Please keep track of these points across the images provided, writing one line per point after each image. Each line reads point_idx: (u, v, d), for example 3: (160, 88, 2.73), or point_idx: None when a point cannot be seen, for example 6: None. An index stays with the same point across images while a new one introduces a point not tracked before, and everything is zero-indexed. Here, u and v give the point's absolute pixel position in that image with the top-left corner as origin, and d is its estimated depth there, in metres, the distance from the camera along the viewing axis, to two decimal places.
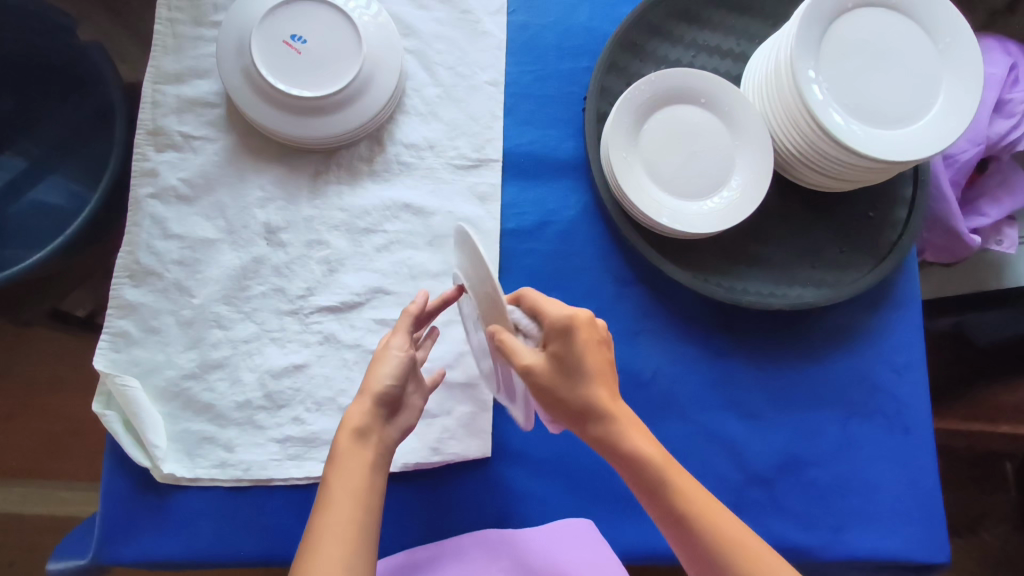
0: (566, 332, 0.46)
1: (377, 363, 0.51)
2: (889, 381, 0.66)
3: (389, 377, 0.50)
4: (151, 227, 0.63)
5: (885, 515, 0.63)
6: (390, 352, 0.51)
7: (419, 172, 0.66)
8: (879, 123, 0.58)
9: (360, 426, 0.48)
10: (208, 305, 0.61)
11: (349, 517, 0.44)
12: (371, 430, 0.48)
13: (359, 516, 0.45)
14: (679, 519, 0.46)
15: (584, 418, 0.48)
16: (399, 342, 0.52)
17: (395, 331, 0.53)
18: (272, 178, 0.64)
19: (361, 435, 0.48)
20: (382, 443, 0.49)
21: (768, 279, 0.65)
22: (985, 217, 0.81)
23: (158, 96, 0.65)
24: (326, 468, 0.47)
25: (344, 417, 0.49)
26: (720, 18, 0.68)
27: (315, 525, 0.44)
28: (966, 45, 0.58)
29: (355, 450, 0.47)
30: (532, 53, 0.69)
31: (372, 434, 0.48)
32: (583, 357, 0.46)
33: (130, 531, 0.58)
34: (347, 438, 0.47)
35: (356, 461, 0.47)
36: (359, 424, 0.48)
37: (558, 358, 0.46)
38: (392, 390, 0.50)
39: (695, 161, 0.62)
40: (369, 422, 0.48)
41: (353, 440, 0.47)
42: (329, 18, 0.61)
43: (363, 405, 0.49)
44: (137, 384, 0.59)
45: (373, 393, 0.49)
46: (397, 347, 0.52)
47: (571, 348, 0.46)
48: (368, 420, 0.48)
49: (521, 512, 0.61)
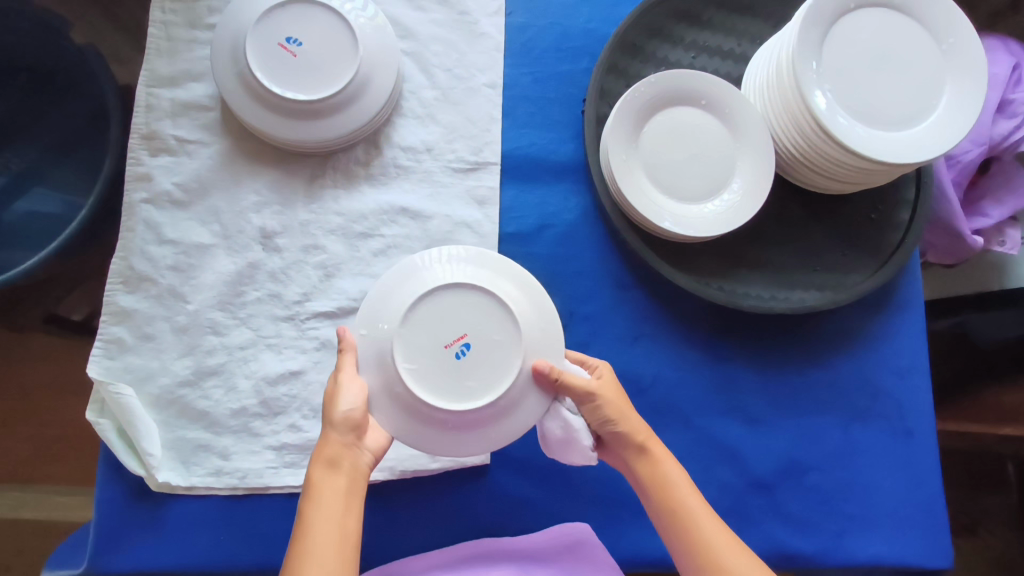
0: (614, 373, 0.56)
1: (333, 396, 0.49)
2: (892, 386, 0.65)
3: (352, 404, 0.49)
4: (146, 233, 0.62)
5: (888, 522, 0.63)
6: (345, 381, 0.49)
7: (416, 175, 0.65)
8: (881, 125, 0.57)
9: (331, 455, 0.48)
10: (203, 311, 0.61)
11: (328, 543, 0.46)
12: (342, 458, 0.49)
13: (338, 542, 0.46)
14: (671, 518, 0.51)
15: (620, 435, 0.53)
16: (348, 374, 0.50)
17: (341, 365, 0.51)
18: (267, 182, 0.64)
19: (333, 463, 0.48)
20: (356, 468, 0.49)
21: (769, 283, 0.64)
22: (986, 218, 0.80)
23: (152, 99, 0.64)
24: (304, 496, 0.48)
25: (316, 449, 0.49)
26: (720, 19, 0.67)
27: (295, 552, 0.46)
28: (970, 46, 0.58)
29: (328, 479, 0.48)
30: (531, 54, 0.68)
31: (343, 460, 0.49)
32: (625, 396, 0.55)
33: (125, 540, 0.58)
34: (320, 468, 0.48)
35: (330, 489, 0.48)
36: (330, 453, 0.49)
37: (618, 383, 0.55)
38: (354, 418, 0.49)
39: (695, 164, 0.62)
40: (340, 451, 0.49)
41: (325, 469, 0.48)
42: (324, 21, 0.60)
43: (333, 434, 0.49)
44: (131, 392, 0.58)
45: (336, 422, 0.49)
46: (348, 380, 0.50)
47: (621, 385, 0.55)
48: (338, 448, 0.49)
49: (520, 520, 0.60)
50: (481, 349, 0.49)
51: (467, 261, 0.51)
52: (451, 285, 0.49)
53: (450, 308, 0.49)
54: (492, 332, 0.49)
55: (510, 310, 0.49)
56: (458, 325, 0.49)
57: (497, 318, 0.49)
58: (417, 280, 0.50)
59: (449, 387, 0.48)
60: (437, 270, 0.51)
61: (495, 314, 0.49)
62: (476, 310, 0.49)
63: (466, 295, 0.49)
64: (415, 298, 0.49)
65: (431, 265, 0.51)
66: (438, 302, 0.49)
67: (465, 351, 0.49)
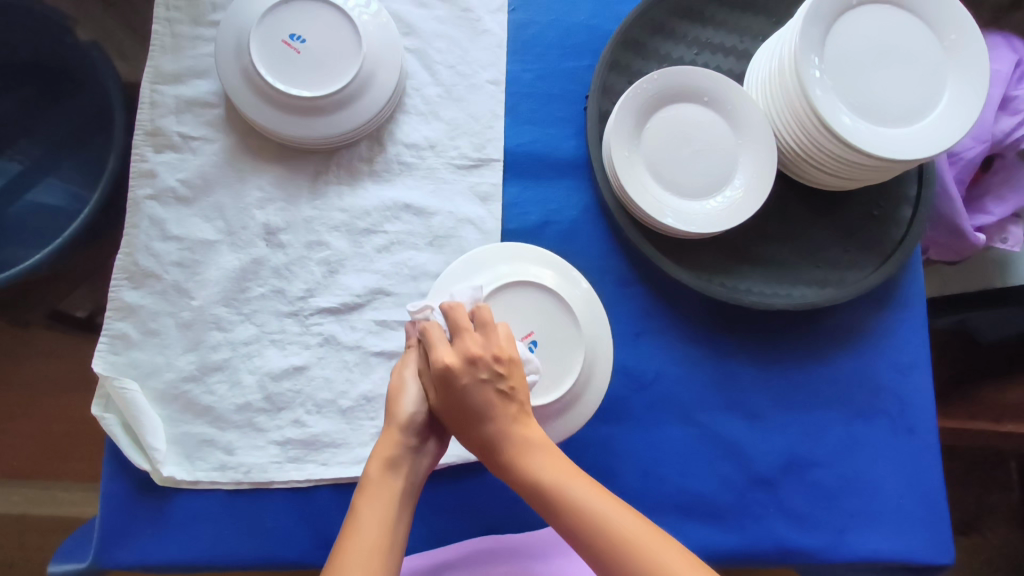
0: (447, 375, 0.46)
1: (398, 395, 0.49)
2: (894, 381, 0.65)
3: (413, 406, 0.49)
4: (150, 229, 0.62)
5: (890, 517, 0.63)
6: (410, 381, 0.50)
7: (419, 172, 0.65)
8: (883, 123, 0.57)
9: (390, 456, 0.47)
10: (208, 307, 0.61)
11: (377, 543, 0.43)
12: (403, 462, 0.47)
13: (385, 546, 0.43)
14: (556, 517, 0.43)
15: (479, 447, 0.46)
16: (415, 370, 0.50)
17: (405, 362, 0.51)
18: (271, 179, 0.64)
19: (389, 465, 0.47)
20: (413, 474, 0.48)
21: (772, 280, 0.64)
22: (990, 215, 0.80)
23: (157, 96, 0.64)
24: (355, 496, 0.46)
25: (374, 447, 0.48)
26: (722, 15, 0.67)
27: (339, 548, 0.43)
28: (972, 43, 0.58)
29: (384, 479, 0.46)
30: (533, 51, 0.68)
31: (402, 464, 0.47)
32: (474, 394, 0.46)
33: (130, 534, 0.58)
34: (378, 467, 0.47)
35: (384, 490, 0.46)
36: (391, 454, 0.47)
37: (450, 395, 0.46)
38: (418, 420, 0.49)
39: (698, 161, 0.62)
40: (401, 454, 0.47)
41: (382, 469, 0.47)
42: (328, 18, 0.61)
43: (397, 432, 0.48)
44: (136, 386, 0.59)
45: (402, 423, 0.48)
46: (414, 378, 0.50)
47: (459, 386, 0.46)
48: (399, 451, 0.47)
49: (522, 514, 0.61)
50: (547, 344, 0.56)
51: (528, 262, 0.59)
52: (517, 283, 0.57)
53: (520, 304, 0.56)
54: (556, 328, 0.56)
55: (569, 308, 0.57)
56: (528, 323, 0.56)
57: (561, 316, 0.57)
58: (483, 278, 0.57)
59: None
60: (502, 268, 0.58)
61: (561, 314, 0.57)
62: (542, 309, 0.56)
63: (530, 292, 0.57)
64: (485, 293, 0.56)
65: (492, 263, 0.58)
66: (509, 296, 0.56)
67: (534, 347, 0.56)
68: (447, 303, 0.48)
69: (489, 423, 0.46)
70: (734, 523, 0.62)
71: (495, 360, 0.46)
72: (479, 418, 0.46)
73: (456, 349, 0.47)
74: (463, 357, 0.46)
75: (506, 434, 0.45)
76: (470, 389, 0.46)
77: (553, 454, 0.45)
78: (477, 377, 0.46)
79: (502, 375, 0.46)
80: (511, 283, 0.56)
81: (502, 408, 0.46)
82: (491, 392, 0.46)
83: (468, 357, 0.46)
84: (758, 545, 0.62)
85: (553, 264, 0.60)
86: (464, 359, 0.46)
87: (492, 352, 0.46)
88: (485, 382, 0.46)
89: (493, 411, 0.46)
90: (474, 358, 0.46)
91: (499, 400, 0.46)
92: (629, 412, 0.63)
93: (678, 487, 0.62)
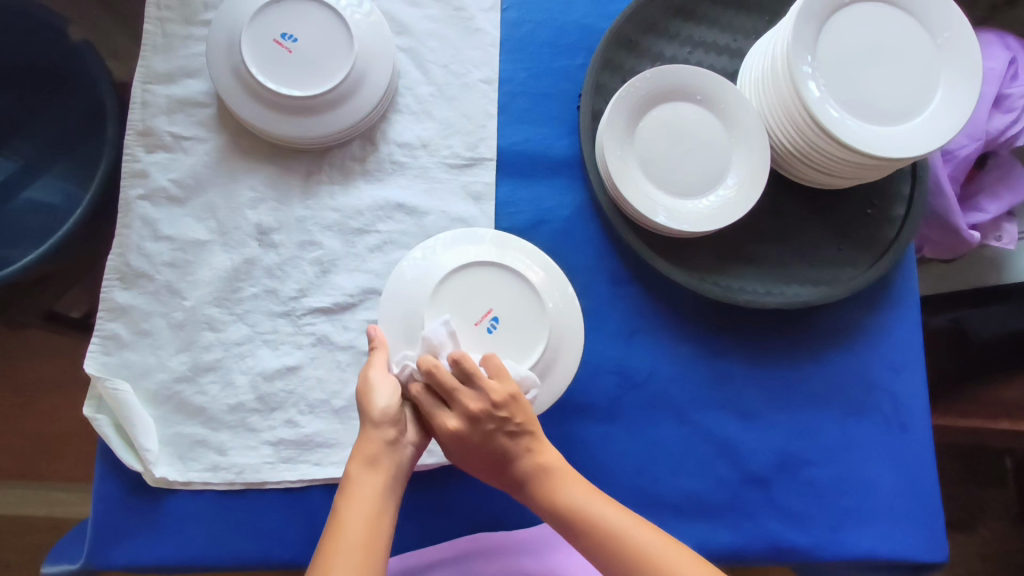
0: (458, 437, 0.49)
1: (368, 393, 0.49)
2: (887, 379, 0.65)
3: (387, 403, 0.48)
4: (142, 229, 0.62)
5: (884, 516, 0.63)
6: (380, 379, 0.49)
7: (412, 171, 0.65)
8: (876, 121, 0.57)
9: (370, 453, 0.47)
10: (200, 307, 0.61)
11: (360, 541, 0.44)
12: (382, 458, 0.47)
13: (371, 543, 0.44)
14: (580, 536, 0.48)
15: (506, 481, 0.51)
16: (382, 370, 0.50)
17: (372, 362, 0.50)
18: (263, 178, 0.64)
19: (371, 461, 0.47)
20: (395, 467, 0.48)
21: (765, 278, 0.64)
22: (985, 213, 0.81)
23: (148, 96, 0.64)
24: (339, 494, 0.46)
25: (354, 446, 0.48)
26: (715, 14, 0.67)
27: (324, 548, 0.44)
28: (965, 41, 0.58)
29: (365, 476, 0.46)
30: (526, 50, 0.68)
31: (382, 459, 0.47)
32: (491, 442, 0.49)
33: (122, 535, 0.58)
34: (358, 465, 0.47)
35: (366, 486, 0.46)
36: (370, 451, 0.47)
37: (467, 449, 0.50)
38: (392, 414, 0.48)
39: (690, 159, 0.62)
40: (380, 450, 0.47)
41: (363, 467, 0.47)
42: (319, 17, 0.60)
43: (373, 430, 0.48)
44: (128, 387, 0.59)
45: (376, 420, 0.48)
46: (382, 376, 0.50)
47: (471, 442, 0.49)
48: (379, 447, 0.47)
49: (515, 514, 0.60)
50: (507, 322, 0.54)
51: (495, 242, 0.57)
52: (472, 265, 0.55)
53: (476, 286, 0.55)
54: (518, 307, 0.55)
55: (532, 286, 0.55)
56: (485, 302, 0.55)
57: (522, 293, 0.55)
58: (445, 259, 0.56)
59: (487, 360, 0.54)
60: (462, 249, 0.56)
61: (521, 292, 0.55)
62: (502, 288, 0.55)
63: (488, 272, 0.55)
64: (437, 280, 0.54)
65: (451, 245, 0.57)
66: (464, 279, 0.55)
67: (494, 326, 0.54)
68: (426, 364, 0.48)
69: (515, 462, 0.49)
70: (728, 521, 0.62)
71: (495, 409, 0.48)
72: (502, 459, 0.50)
73: (456, 411, 0.49)
74: (466, 417, 0.48)
75: (528, 471, 0.49)
76: (483, 441, 0.49)
77: (573, 476, 0.50)
78: (484, 429, 0.48)
79: (507, 419, 0.48)
80: (466, 266, 0.55)
81: (516, 448, 0.49)
82: (503, 436, 0.49)
83: (467, 417, 0.48)
84: (752, 543, 0.62)
85: (526, 249, 0.58)
86: (466, 420, 0.48)
87: (489, 402, 0.48)
88: (493, 431, 0.49)
89: (511, 453, 0.49)
90: (476, 415, 0.48)
91: (512, 441, 0.49)
92: (622, 411, 0.63)
93: (671, 486, 0.62)
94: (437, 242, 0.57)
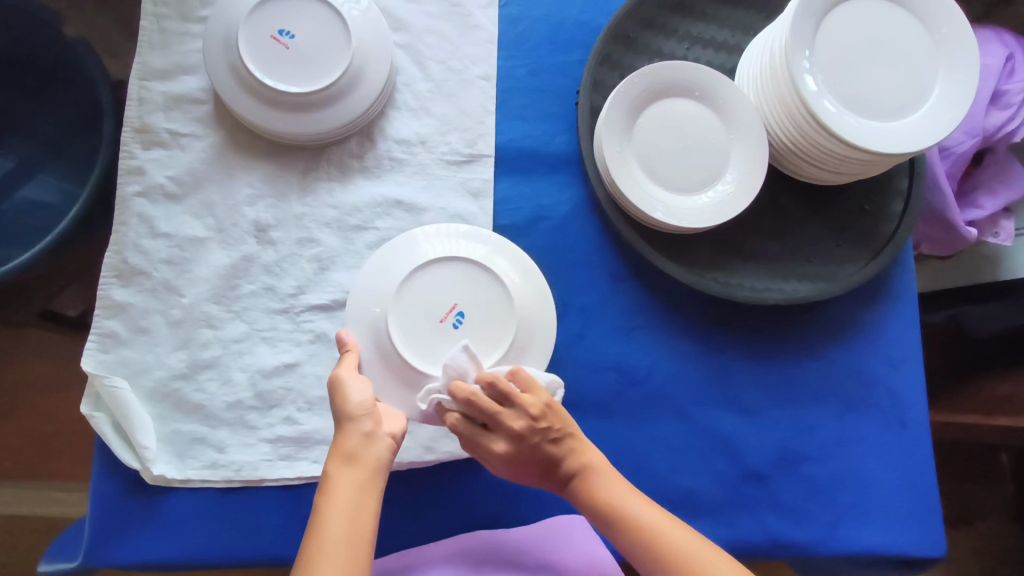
0: (509, 455, 0.50)
1: (339, 390, 0.48)
2: (884, 375, 0.66)
3: (358, 398, 0.48)
4: (139, 226, 0.62)
5: (885, 511, 0.63)
6: (349, 376, 0.49)
7: (410, 168, 0.65)
8: (873, 116, 0.57)
9: (348, 449, 0.46)
10: (198, 305, 0.61)
11: (341, 539, 0.43)
12: (360, 452, 0.46)
13: (352, 541, 0.43)
14: (621, 532, 0.50)
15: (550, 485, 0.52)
16: (351, 368, 0.50)
17: (343, 363, 0.51)
18: (261, 175, 0.63)
19: (349, 458, 0.46)
20: (375, 460, 0.47)
21: (763, 274, 0.64)
22: (981, 209, 0.81)
23: (145, 93, 0.64)
24: (321, 491, 0.46)
25: (333, 443, 0.47)
26: (713, 10, 0.67)
27: (307, 548, 0.43)
28: (963, 36, 0.58)
29: (344, 472, 0.46)
30: (524, 46, 0.68)
31: (361, 454, 0.46)
32: (539, 452, 0.50)
33: (120, 534, 0.58)
34: (337, 462, 0.46)
35: (344, 483, 0.45)
36: (349, 447, 0.46)
37: (517, 464, 0.51)
38: (366, 407, 0.48)
39: (683, 155, 0.62)
40: (359, 444, 0.47)
41: (341, 463, 0.46)
42: (317, 13, 0.60)
43: (349, 425, 0.47)
44: (126, 384, 0.58)
45: (352, 415, 0.47)
46: (352, 375, 0.50)
47: (520, 456, 0.50)
48: (356, 443, 0.46)
49: (515, 512, 0.60)
50: (472, 317, 0.53)
51: (468, 236, 0.56)
52: (440, 261, 0.54)
53: (442, 282, 0.54)
54: (484, 301, 0.54)
55: (500, 278, 0.54)
56: (449, 298, 0.53)
57: (489, 288, 0.54)
58: (424, 251, 0.55)
59: (451, 356, 0.52)
60: (434, 244, 0.55)
61: (487, 285, 0.54)
62: (467, 283, 0.54)
63: (454, 267, 0.54)
64: (401, 278, 0.53)
65: (426, 241, 0.56)
66: (430, 275, 0.54)
67: (460, 320, 0.53)
68: (461, 395, 0.48)
69: (562, 463, 0.51)
70: (728, 517, 0.62)
71: (535, 423, 0.49)
72: (549, 464, 0.51)
73: (500, 433, 0.49)
74: (510, 437, 0.49)
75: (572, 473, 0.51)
76: (531, 453, 0.50)
77: (612, 476, 0.52)
78: (531, 441, 0.50)
79: (548, 428, 0.50)
80: (433, 262, 0.54)
81: (561, 453, 0.51)
82: (548, 445, 0.50)
83: (512, 434, 0.49)
84: (752, 539, 0.62)
85: (510, 249, 0.57)
86: (514, 438, 0.49)
87: (529, 418, 0.49)
88: (538, 441, 0.50)
89: (557, 459, 0.51)
90: (520, 434, 0.49)
91: (557, 446, 0.51)
92: (622, 408, 0.63)
93: (670, 483, 0.62)
94: (414, 236, 0.56)
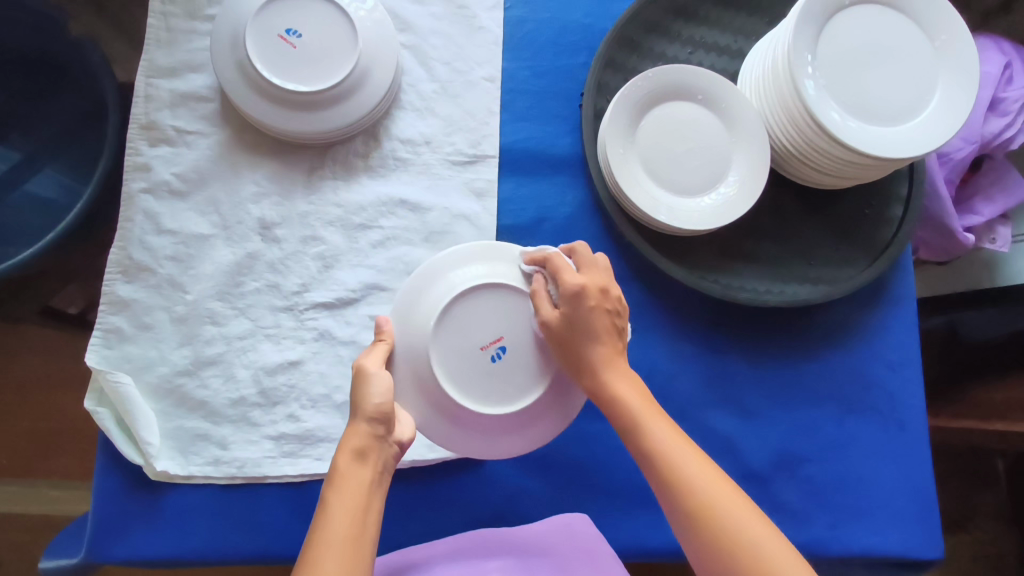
0: (579, 294, 0.49)
1: (363, 385, 0.48)
2: (885, 378, 0.66)
3: (380, 396, 0.47)
4: (144, 222, 0.62)
5: (881, 513, 0.63)
6: (374, 370, 0.49)
7: (415, 168, 0.66)
8: (875, 122, 0.58)
9: (359, 446, 0.46)
10: (202, 301, 0.61)
11: (348, 536, 0.42)
12: (371, 451, 0.46)
13: (358, 538, 0.43)
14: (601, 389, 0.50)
15: (576, 355, 0.50)
16: (377, 360, 0.49)
17: (373, 352, 0.50)
18: (266, 173, 0.64)
19: (360, 455, 0.46)
20: (382, 462, 0.47)
21: (764, 277, 0.65)
22: (979, 216, 0.82)
23: (151, 90, 0.64)
24: (326, 487, 0.45)
25: (341, 439, 0.47)
26: (716, 15, 0.68)
27: (312, 544, 0.42)
28: (963, 43, 0.59)
29: (354, 470, 0.45)
30: (529, 48, 0.68)
31: (371, 453, 0.46)
32: (595, 317, 0.49)
33: (123, 530, 0.58)
34: (346, 458, 0.45)
35: (354, 480, 0.45)
36: (359, 444, 0.46)
37: (575, 310, 0.49)
38: (383, 408, 0.47)
39: (703, 177, 0.62)
40: (369, 443, 0.46)
41: (352, 459, 0.45)
42: (324, 13, 0.61)
43: (362, 423, 0.47)
44: (130, 380, 0.59)
45: (367, 413, 0.47)
46: (377, 368, 0.49)
47: (587, 305, 0.49)
48: (368, 440, 0.46)
49: (517, 511, 0.61)
50: (513, 356, 0.52)
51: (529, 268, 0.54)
52: (504, 287, 0.52)
53: (497, 310, 0.52)
54: (529, 343, 0.52)
55: None
56: (498, 329, 0.52)
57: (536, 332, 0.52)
58: (488, 269, 0.53)
59: (476, 387, 0.51)
60: (496, 266, 0.53)
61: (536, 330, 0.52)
62: (520, 318, 0.52)
63: (514, 300, 0.52)
64: (462, 289, 0.52)
65: (492, 260, 0.54)
66: (489, 297, 0.52)
67: (500, 355, 0.52)
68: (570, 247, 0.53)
69: (599, 344, 0.49)
70: None
71: (618, 299, 0.52)
72: (592, 334, 0.49)
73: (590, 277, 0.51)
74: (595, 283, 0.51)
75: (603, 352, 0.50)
76: (595, 311, 0.49)
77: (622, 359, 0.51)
78: (612, 303, 0.51)
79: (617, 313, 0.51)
80: (496, 285, 0.52)
81: (614, 339, 0.50)
82: (611, 321, 0.50)
83: (605, 288, 0.51)
84: None
85: None
86: (597, 285, 0.50)
87: (618, 295, 0.52)
88: (612, 309, 0.51)
89: (606, 336, 0.50)
90: (605, 289, 0.51)
91: (612, 333, 0.50)
92: None
93: None
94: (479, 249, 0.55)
